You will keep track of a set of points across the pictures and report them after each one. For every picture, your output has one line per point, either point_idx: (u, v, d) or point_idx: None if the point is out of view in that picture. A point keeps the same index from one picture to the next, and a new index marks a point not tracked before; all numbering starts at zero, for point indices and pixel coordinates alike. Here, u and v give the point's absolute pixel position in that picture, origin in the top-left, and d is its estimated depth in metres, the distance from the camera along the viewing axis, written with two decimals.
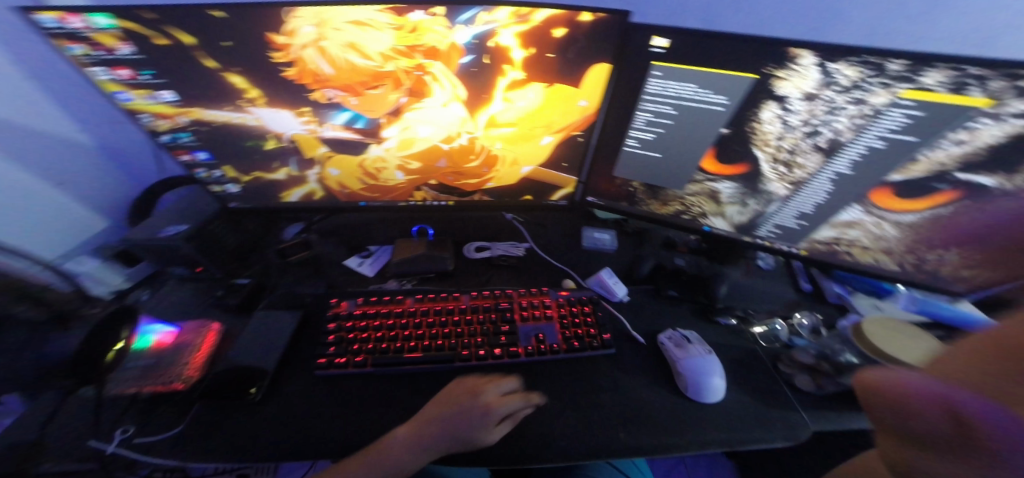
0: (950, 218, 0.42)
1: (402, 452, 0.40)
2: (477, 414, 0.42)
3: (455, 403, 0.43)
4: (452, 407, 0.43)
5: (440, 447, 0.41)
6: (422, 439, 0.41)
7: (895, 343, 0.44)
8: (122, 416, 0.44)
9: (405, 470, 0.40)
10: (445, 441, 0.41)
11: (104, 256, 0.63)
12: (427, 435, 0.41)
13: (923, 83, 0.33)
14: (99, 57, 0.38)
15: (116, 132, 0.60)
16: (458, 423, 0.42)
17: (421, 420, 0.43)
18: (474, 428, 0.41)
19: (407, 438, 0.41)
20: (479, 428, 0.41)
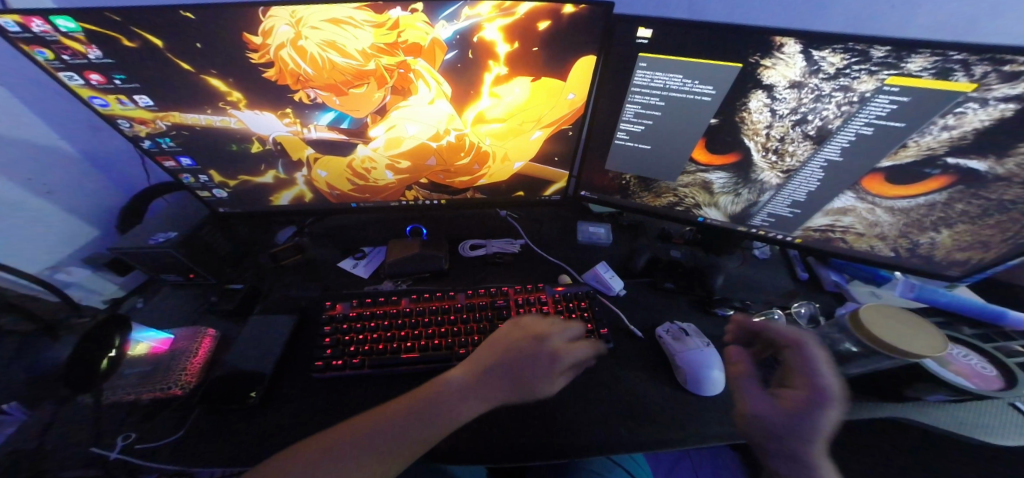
0: (943, 202, 0.42)
1: (459, 394, 0.41)
2: (546, 359, 0.44)
3: (521, 347, 0.45)
4: (520, 350, 0.44)
5: (500, 392, 0.42)
6: (481, 384, 0.42)
7: (894, 330, 0.41)
8: (122, 423, 0.44)
9: (469, 407, 0.40)
10: (507, 384, 0.42)
11: (97, 265, 0.63)
12: (488, 377, 0.42)
13: (908, 69, 0.33)
14: (66, 61, 0.38)
15: (97, 139, 0.60)
16: (525, 366, 0.43)
17: (483, 362, 0.44)
18: (542, 373, 0.43)
19: (466, 382, 0.42)
20: (547, 374, 0.43)
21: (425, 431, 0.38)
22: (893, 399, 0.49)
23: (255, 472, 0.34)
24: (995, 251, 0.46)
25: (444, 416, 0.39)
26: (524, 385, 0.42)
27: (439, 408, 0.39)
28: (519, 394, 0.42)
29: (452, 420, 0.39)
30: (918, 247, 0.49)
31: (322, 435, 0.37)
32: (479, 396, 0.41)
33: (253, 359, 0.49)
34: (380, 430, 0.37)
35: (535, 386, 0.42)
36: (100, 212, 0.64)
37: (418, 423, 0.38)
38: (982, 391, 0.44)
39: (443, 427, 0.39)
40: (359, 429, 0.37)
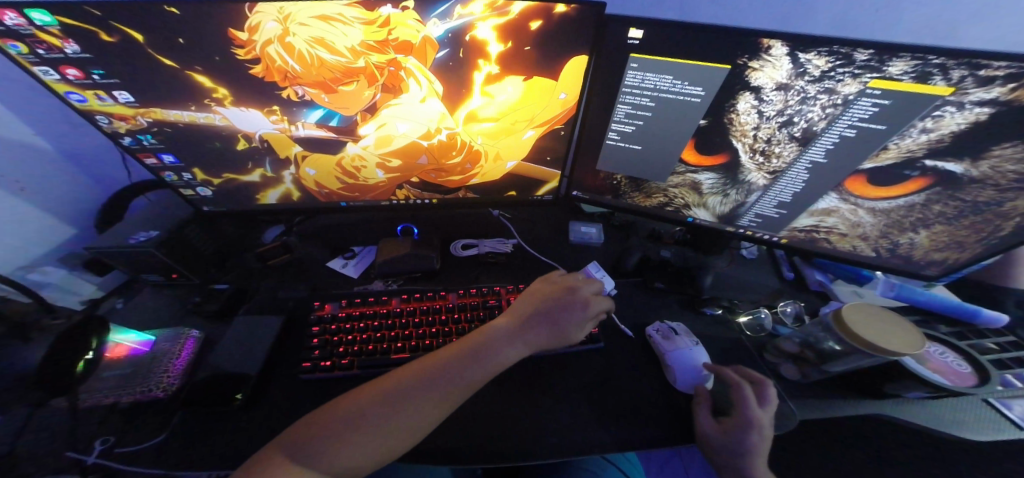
0: (922, 203, 0.43)
1: (503, 340, 0.45)
2: (577, 307, 0.49)
3: (554, 298, 0.50)
4: (553, 301, 0.49)
5: (539, 338, 0.46)
6: (523, 331, 0.46)
7: (875, 330, 0.42)
8: (99, 428, 0.43)
9: (511, 351, 0.45)
10: (544, 331, 0.47)
11: (73, 265, 0.61)
12: (527, 325, 0.47)
13: (890, 72, 0.34)
14: (41, 55, 0.36)
15: (75, 135, 0.58)
16: (558, 316, 0.48)
17: (518, 314, 0.48)
18: (574, 319, 0.48)
19: (507, 329, 0.46)
20: (578, 320, 0.48)
21: (476, 372, 0.41)
22: (875, 396, 0.51)
23: (335, 408, 0.38)
24: (970, 251, 0.47)
25: (492, 358, 0.43)
26: (560, 331, 0.47)
27: (486, 352, 0.43)
28: (557, 339, 0.47)
29: (498, 362, 0.43)
30: (898, 247, 0.50)
31: (384, 381, 0.41)
32: (520, 342, 0.45)
33: (239, 361, 0.48)
34: (435, 374, 0.41)
35: (570, 332, 0.47)
36: (77, 210, 0.61)
37: (468, 365, 0.42)
38: (957, 388, 0.46)
39: (492, 368, 0.43)
40: (415, 372, 0.41)
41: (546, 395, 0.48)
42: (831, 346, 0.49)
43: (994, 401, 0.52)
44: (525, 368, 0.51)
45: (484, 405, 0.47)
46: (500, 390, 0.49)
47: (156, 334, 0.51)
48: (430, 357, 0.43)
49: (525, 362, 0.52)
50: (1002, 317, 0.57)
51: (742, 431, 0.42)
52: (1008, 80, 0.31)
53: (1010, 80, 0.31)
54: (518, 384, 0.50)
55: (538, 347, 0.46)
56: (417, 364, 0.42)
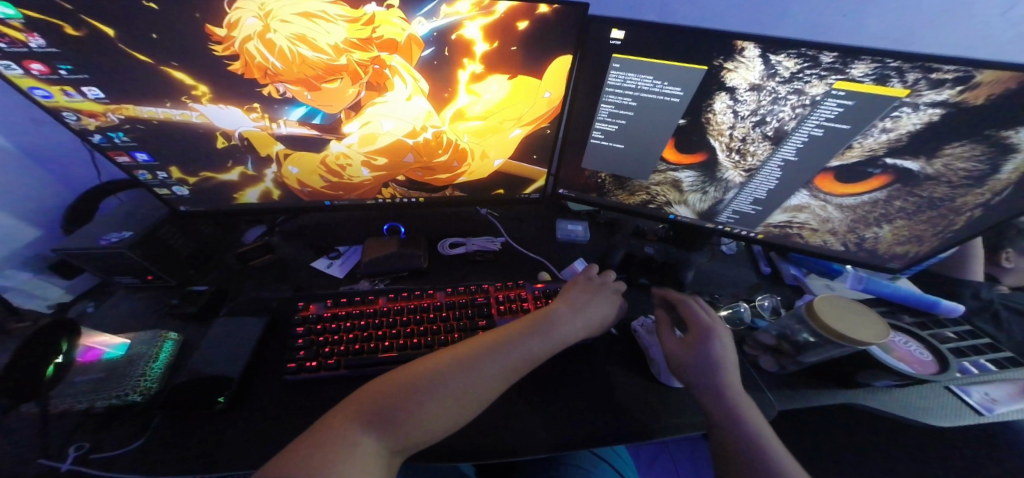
0: (884, 199, 0.46)
1: (568, 319, 0.47)
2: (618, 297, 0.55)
3: (598, 287, 0.55)
4: (599, 289, 0.54)
5: (595, 321, 0.49)
6: (582, 313, 0.49)
7: (845, 321, 0.44)
8: (71, 436, 0.41)
9: (574, 329, 0.47)
10: (598, 314, 0.50)
11: (38, 268, 0.58)
12: (583, 306, 0.50)
13: (852, 75, 0.36)
14: (3, 49, 0.34)
15: (39, 132, 0.55)
16: (604, 300, 0.53)
17: (574, 298, 0.51)
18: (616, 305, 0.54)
19: (568, 309, 0.48)
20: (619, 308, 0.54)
21: (545, 348, 0.43)
22: (847, 383, 0.53)
23: (415, 372, 0.38)
24: (928, 244, 0.51)
25: (561, 334, 0.45)
26: (607, 315, 0.51)
27: (554, 331, 0.45)
28: (605, 321, 0.51)
29: (565, 340, 0.45)
30: (864, 241, 0.53)
31: (452, 352, 0.40)
32: (579, 320, 0.48)
33: (220, 364, 0.47)
34: (511, 348, 0.41)
35: (613, 315, 0.52)
36: (40, 211, 0.58)
37: (538, 341, 0.43)
38: (920, 375, 0.49)
39: (558, 344, 0.45)
40: (486, 345, 0.41)
41: (535, 391, 0.49)
42: (805, 337, 0.51)
43: (954, 387, 0.55)
44: None
45: None
46: None
47: (131, 339, 0.49)
48: (494, 332, 0.43)
49: None
50: (958, 307, 0.61)
51: (703, 337, 0.46)
52: (956, 83, 0.34)
53: (958, 83, 0.34)
54: None
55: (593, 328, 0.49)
56: (483, 337, 0.42)
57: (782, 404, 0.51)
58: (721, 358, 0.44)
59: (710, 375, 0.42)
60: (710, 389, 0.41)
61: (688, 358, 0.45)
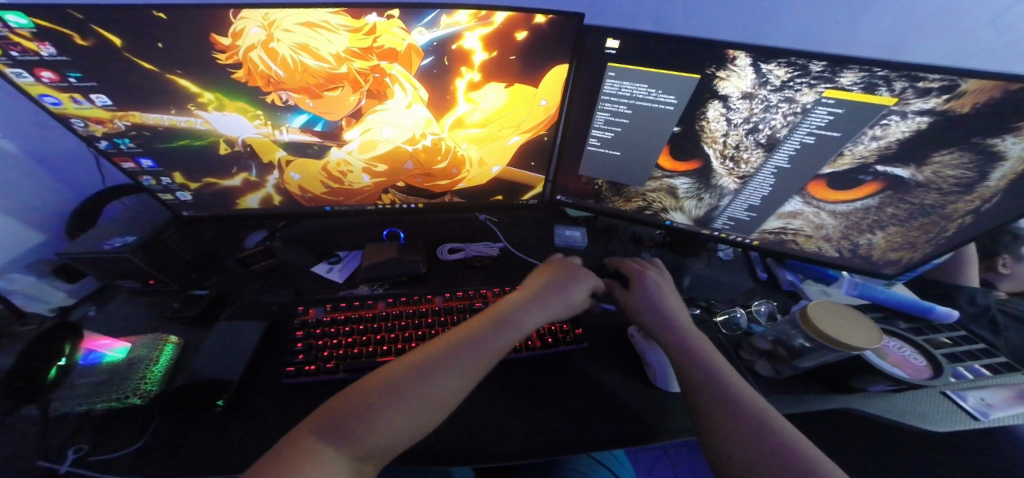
0: (876, 206, 0.47)
1: (524, 311, 0.48)
2: (581, 279, 0.55)
3: (558, 274, 0.55)
4: (559, 276, 0.55)
5: (554, 310, 0.50)
6: (539, 304, 0.50)
7: (836, 325, 0.45)
8: (72, 437, 0.41)
9: (530, 319, 0.47)
10: (560, 304, 0.51)
11: (42, 272, 0.59)
12: (542, 297, 0.51)
13: (841, 83, 0.37)
14: (16, 57, 0.36)
15: (47, 138, 0.56)
16: (566, 290, 0.53)
17: (530, 290, 0.52)
18: (580, 289, 0.54)
19: (525, 302, 0.49)
20: (583, 292, 0.54)
21: (505, 338, 0.44)
22: (843, 388, 0.54)
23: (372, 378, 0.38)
24: (921, 250, 0.51)
25: (517, 326, 0.46)
26: (571, 300, 0.52)
27: (512, 322, 0.46)
28: (569, 309, 0.52)
29: (526, 329, 0.46)
30: (858, 247, 0.54)
31: (409, 358, 0.40)
32: (539, 310, 0.49)
33: (220, 367, 0.47)
34: (470, 344, 0.42)
35: (577, 299, 0.53)
36: (45, 215, 0.59)
37: (497, 333, 0.44)
38: (914, 380, 0.50)
39: (517, 335, 0.45)
40: (446, 345, 0.41)
41: (532, 394, 0.50)
42: (800, 343, 0.52)
43: (949, 392, 0.55)
44: (511, 368, 0.53)
45: (470, 405, 0.48)
46: (485, 391, 0.50)
47: (133, 343, 0.50)
48: (451, 333, 0.44)
49: (510, 363, 0.53)
50: (953, 313, 0.61)
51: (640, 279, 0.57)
52: (942, 92, 0.35)
53: (944, 92, 0.35)
54: (504, 384, 0.51)
55: (553, 315, 0.50)
56: (439, 340, 0.42)
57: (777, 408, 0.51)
58: (658, 293, 0.55)
59: (654, 309, 0.53)
60: (656, 315, 0.52)
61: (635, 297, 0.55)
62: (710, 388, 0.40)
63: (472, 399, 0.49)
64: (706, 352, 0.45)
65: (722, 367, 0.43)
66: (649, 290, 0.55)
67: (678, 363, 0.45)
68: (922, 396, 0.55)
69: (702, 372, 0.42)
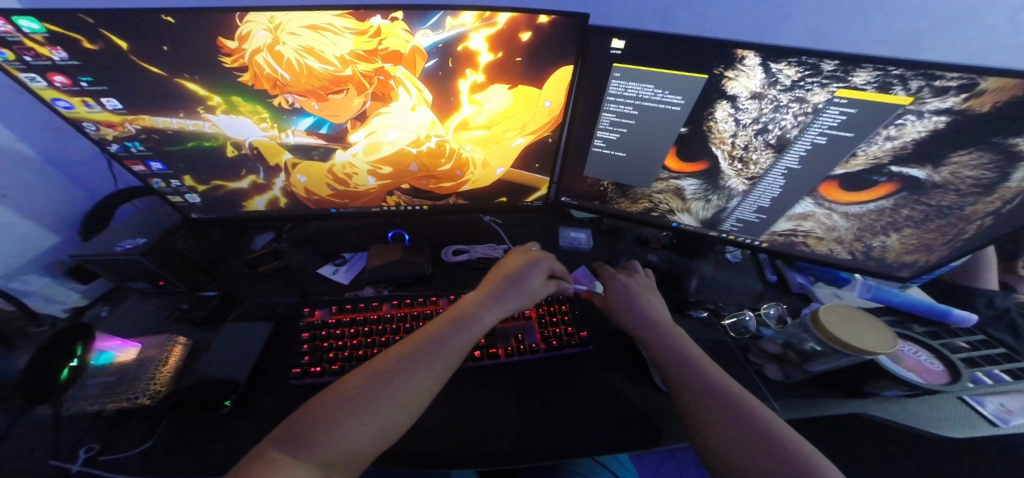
0: (891, 207, 0.46)
1: (482, 310, 0.48)
2: (539, 269, 0.55)
3: (515, 266, 0.55)
4: (516, 267, 0.55)
5: (512, 305, 0.50)
6: (495, 300, 0.50)
7: (848, 329, 0.44)
8: (85, 436, 0.42)
9: (486, 316, 0.48)
10: (518, 298, 0.51)
11: (56, 273, 0.60)
12: (500, 293, 0.51)
13: (854, 82, 0.36)
14: (28, 62, 0.36)
15: (61, 142, 0.57)
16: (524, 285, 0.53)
17: (486, 289, 0.52)
18: (538, 280, 0.54)
19: (482, 300, 0.50)
20: (542, 280, 0.54)
21: (465, 335, 0.45)
22: (856, 394, 0.52)
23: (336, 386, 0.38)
24: (938, 253, 0.50)
25: (475, 325, 0.46)
26: (529, 292, 0.52)
27: (470, 319, 0.47)
28: (528, 301, 0.52)
29: (485, 325, 0.47)
30: (872, 250, 0.52)
31: (373, 365, 0.40)
32: (497, 306, 0.49)
33: (227, 367, 0.48)
34: (432, 344, 0.42)
35: (535, 289, 0.53)
36: (59, 217, 0.61)
37: (457, 332, 0.44)
38: (930, 385, 0.48)
39: (476, 333, 0.46)
40: (409, 349, 0.41)
41: (535, 396, 0.50)
42: (811, 347, 0.50)
43: (966, 398, 0.54)
44: (515, 371, 0.52)
45: (474, 407, 0.48)
46: (489, 394, 0.49)
47: (143, 343, 0.50)
48: (410, 337, 0.44)
49: (515, 365, 0.53)
50: (971, 317, 0.60)
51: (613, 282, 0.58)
52: (960, 90, 0.34)
53: (963, 90, 0.34)
54: (508, 386, 0.51)
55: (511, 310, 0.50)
56: (401, 345, 0.42)
57: (787, 413, 0.50)
58: (632, 293, 0.56)
59: (629, 309, 0.54)
60: (630, 314, 0.53)
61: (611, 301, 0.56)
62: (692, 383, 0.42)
63: (476, 402, 0.48)
64: (688, 348, 0.47)
65: (703, 361, 0.45)
66: (625, 292, 0.56)
67: (660, 358, 0.46)
68: (940, 402, 0.53)
69: (683, 367, 0.44)
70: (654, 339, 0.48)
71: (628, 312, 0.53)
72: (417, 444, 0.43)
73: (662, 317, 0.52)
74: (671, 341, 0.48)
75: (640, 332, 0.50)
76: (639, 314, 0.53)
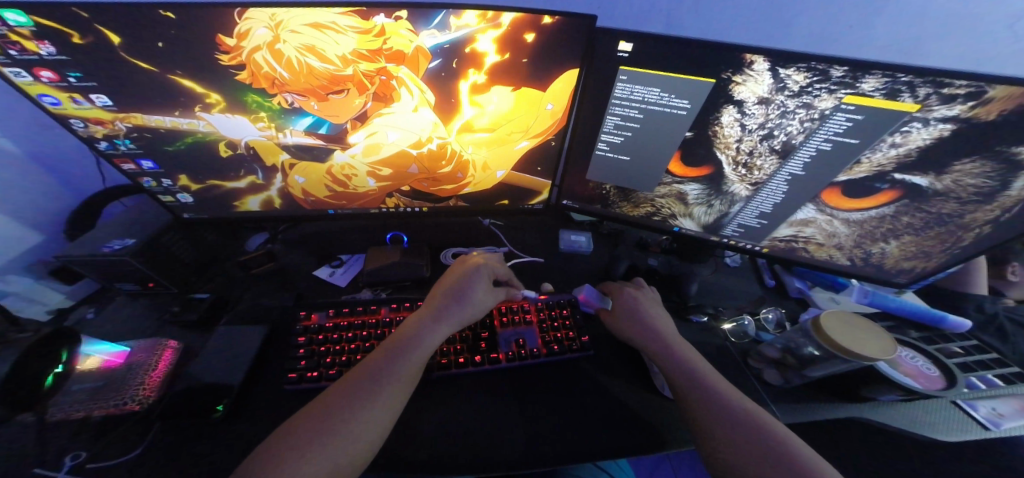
0: (892, 214, 0.46)
1: (425, 332, 0.46)
2: (481, 278, 0.53)
3: (457, 277, 0.53)
4: (457, 278, 0.52)
5: (456, 322, 0.48)
6: (438, 320, 0.47)
7: (849, 335, 0.44)
8: (69, 444, 0.40)
9: (429, 338, 0.45)
10: (462, 313, 0.49)
11: (39, 274, 0.58)
12: (442, 310, 0.48)
13: (862, 89, 0.36)
14: (13, 56, 0.35)
15: (47, 139, 0.56)
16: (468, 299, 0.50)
17: (428, 308, 0.49)
18: (483, 291, 0.52)
19: (423, 319, 0.47)
20: (487, 288, 0.52)
21: (411, 359, 0.43)
22: (854, 399, 0.53)
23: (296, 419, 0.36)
24: (935, 260, 0.50)
25: (419, 351, 0.44)
26: (473, 303, 0.50)
27: (413, 341, 0.44)
28: (473, 314, 0.50)
29: (428, 347, 0.45)
30: (871, 256, 0.53)
31: (326, 397, 0.38)
32: (440, 325, 0.47)
33: (220, 372, 0.46)
34: (375, 374, 0.40)
35: (480, 301, 0.51)
36: (43, 216, 0.58)
37: (401, 358, 0.43)
38: (927, 390, 0.49)
39: (422, 358, 0.44)
40: (355, 381, 0.40)
41: (536, 401, 0.49)
42: (810, 352, 0.51)
43: (960, 402, 0.54)
44: (516, 375, 0.52)
45: (476, 413, 0.47)
46: (490, 399, 0.49)
47: (132, 345, 0.49)
48: (356, 368, 0.42)
49: (516, 369, 0.53)
50: (965, 323, 0.60)
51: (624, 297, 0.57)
52: (967, 98, 0.34)
53: (970, 98, 0.34)
54: (510, 391, 0.50)
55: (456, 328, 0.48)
56: (348, 376, 0.41)
57: (787, 417, 0.51)
58: (639, 307, 0.55)
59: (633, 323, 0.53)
60: (637, 326, 0.52)
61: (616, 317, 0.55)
62: (703, 401, 0.41)
63: (477, 407, 0.48)
64: (697, 364, 0.46)
65: (713, 376, 0.44)
66: (634, 306, 0.55)
67: (671, 373, 0.45)
68: (934, 407, 0.54)
69: (694, 383, 0.43)
70: (664, 354, 0.47)
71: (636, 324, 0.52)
72: (418, 451, 0.42)
73: (671, 330, 0.51)
74: (681, 357, 0.47)
75: (648, 345, 0.49)
76: (647, 326, 0.52)
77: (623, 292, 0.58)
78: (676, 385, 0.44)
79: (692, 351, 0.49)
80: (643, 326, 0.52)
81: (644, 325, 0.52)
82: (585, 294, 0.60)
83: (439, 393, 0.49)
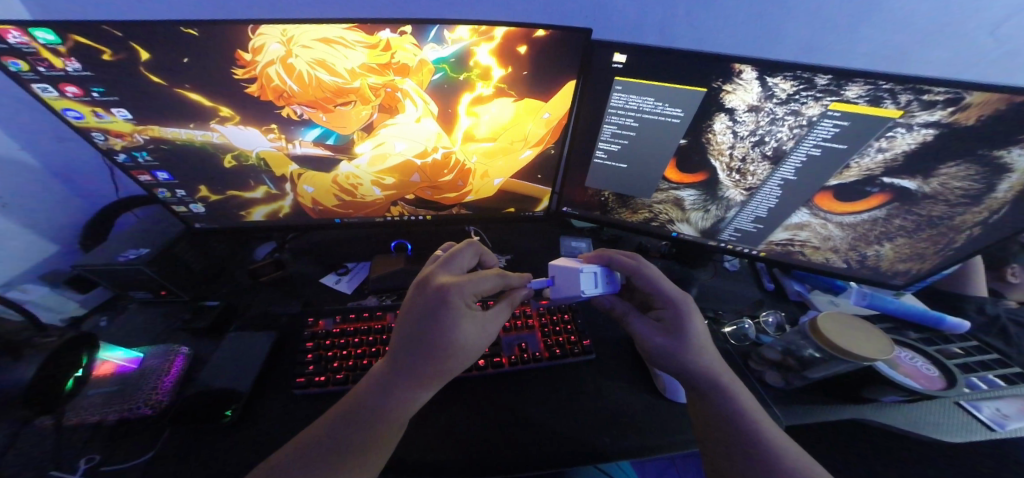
0: (883, 217, 0.47)
1: (389, 398, 0.38)
2: (455, 312, 0.40)
3: (424, 317, 0.40)
4: (425, 320, 0.39)
5: (429, 378, 0.39)
6: (402, 379, 0.39)
7: (847, 336, 0.45)
8: (85, 446, 0.42)
9: (393, 399, 0.38)
10: (437, 365, 0.39)
11: (55, 282, 0.60)
12: (408, 367, 0.39)
13: (847, 96, 0.37)
14: (42, 72, 0.37)
15: (64, 150, 0.58)
16: (441, 350, 0.39)
17: (395, 357, 0.40)
18: (459, 329, 0.39)
19: (387, 376, 0.39)
20: (468, 325, 0.40)
21: (377, 430, 0.38)
22: (857, 401, 0.53)
23: (298, 438, 0.37)
24: (930, 261, 0.51)
25: (383, 419, 0.38)
26: (451, 355, 0.39)
27: (375, 406, 0.38)
28: (457, 360, 0.40)
29: (400, 410, 0.38)
30: (866, 259, 0.54)
31: (315, 429, 0.38)
32: (410, 387, 0.39)
33: (230, 377, 0.47)
34: (344, 432, 0.37)
35: (458, 342, 0.40)
36: (59, 225, 0.60)
37: (363, 426, 0.37)
38: (928, 391, 0.49)
39: (391, 425, 0.38)
40: (334, 426, 0.38)
41: (540, 405, 0.50)
42: (810, 354, 0.51)
43: (964, 403, 0.54)
44: (520, 379, 0.53)
45: (480, 417, 0.48)
46: (494, 403, 0.49)
47: (144, 352, 0.50)
48: (332, 411, 0.39)
49: (519, 374, 0.53)
50: (964, 324, 0.60)
51: (681, 321, 0.43)
52: (947, 104, 0.35)
53: (949, 104, 0.35)
54: (512, 394, 0.51)
55: (432, 386, 0.40)
56: (329, 415, 0.39)
57: (788, 419, 0.51)
58: (695, 331, 0.43)
59: (679, 360, 0.43)
60: (689, 354, 0.42)
61: (666, 340, 0.43)
62: (741, 458, 0.38)
63: (481, 411, 0.48)
64: (748, 407, 0.41)
65: (764, 423, 0.40)
66: (689, 334, 0.43)
67: (708, 414, 0.41)
68: (937, 408, 0.54)
69: (727, 416, 0.40)
70: (712, 397, 0.41)
71: (688, 351, 0.42)
72: (424, 453, 0.43)
73: (715, 362, 0.42)
74: (730, 398, 0.41)
75: (698, 378, 0.42)
76: (703, 357, 0.42)
77: (678, 304, 0.44)
78: (706, 420, 0.41)
79: (740, 385, 0.43)
80: (698, 355, 0.42)
81: (699, 355, 0.42)
82: (594, 290, 0.48)
83: (444, 397, 0.50)
